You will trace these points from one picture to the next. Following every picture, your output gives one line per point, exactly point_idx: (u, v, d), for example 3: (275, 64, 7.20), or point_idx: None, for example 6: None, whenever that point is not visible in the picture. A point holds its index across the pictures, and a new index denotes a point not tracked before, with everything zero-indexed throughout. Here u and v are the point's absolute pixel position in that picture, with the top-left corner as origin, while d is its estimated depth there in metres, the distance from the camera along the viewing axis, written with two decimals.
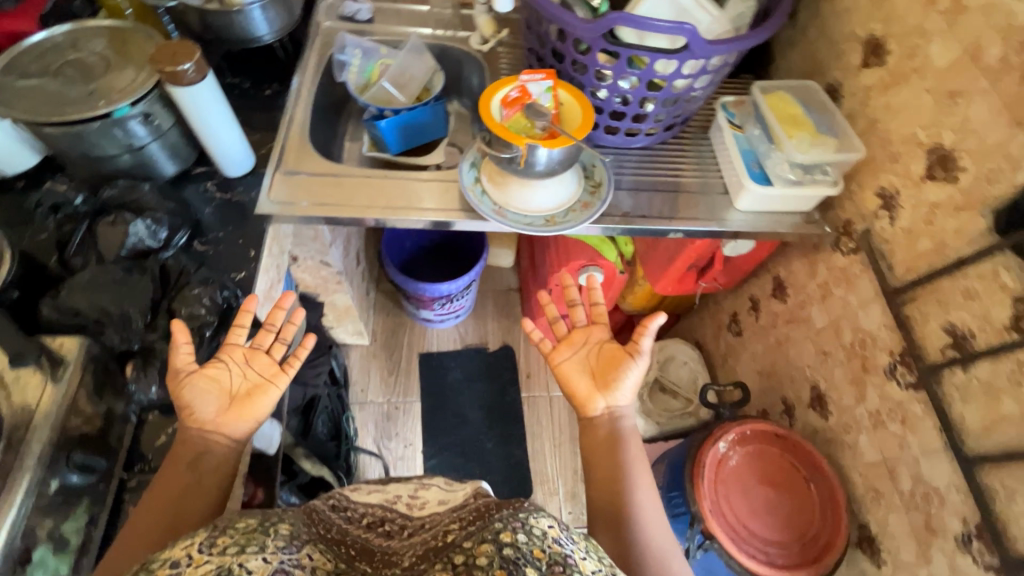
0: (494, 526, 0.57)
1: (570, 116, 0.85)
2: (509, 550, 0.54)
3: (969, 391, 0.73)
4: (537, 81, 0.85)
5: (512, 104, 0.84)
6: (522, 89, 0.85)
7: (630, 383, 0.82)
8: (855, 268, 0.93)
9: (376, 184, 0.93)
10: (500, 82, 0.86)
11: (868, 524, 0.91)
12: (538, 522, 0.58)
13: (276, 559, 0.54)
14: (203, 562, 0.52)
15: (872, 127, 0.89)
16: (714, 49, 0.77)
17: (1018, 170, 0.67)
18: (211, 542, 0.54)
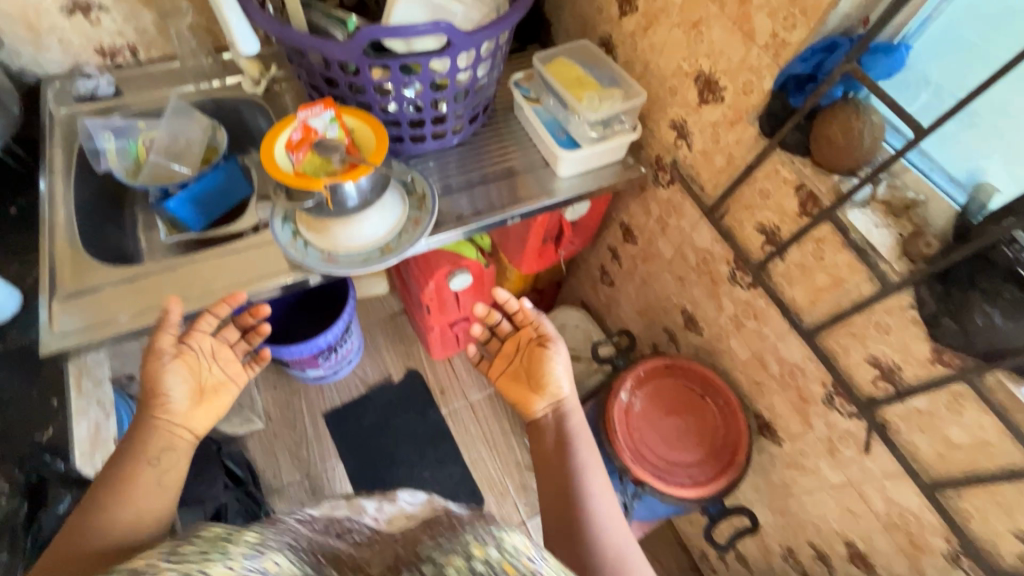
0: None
1: (366, 141, 0.81)
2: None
3: (791, 275, 0.82)
4: (317, 114, 0.79)
5: (298, 146, 0.78)
6: (304, 127, 0.79)
7: (559, 374, 0.83)
8: (677, 196, 1.01)
9: (188, 272, 0.83)
10: (278, 126, 0.79)
11: (761, 412, 1.01)
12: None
13: None
14: (162, 573, 0.43)
15: (647, 68, 0.95)
16: (479, 38, 0.77)
17: (762, 78, 0.75)
18: (174, 549, 0.45)
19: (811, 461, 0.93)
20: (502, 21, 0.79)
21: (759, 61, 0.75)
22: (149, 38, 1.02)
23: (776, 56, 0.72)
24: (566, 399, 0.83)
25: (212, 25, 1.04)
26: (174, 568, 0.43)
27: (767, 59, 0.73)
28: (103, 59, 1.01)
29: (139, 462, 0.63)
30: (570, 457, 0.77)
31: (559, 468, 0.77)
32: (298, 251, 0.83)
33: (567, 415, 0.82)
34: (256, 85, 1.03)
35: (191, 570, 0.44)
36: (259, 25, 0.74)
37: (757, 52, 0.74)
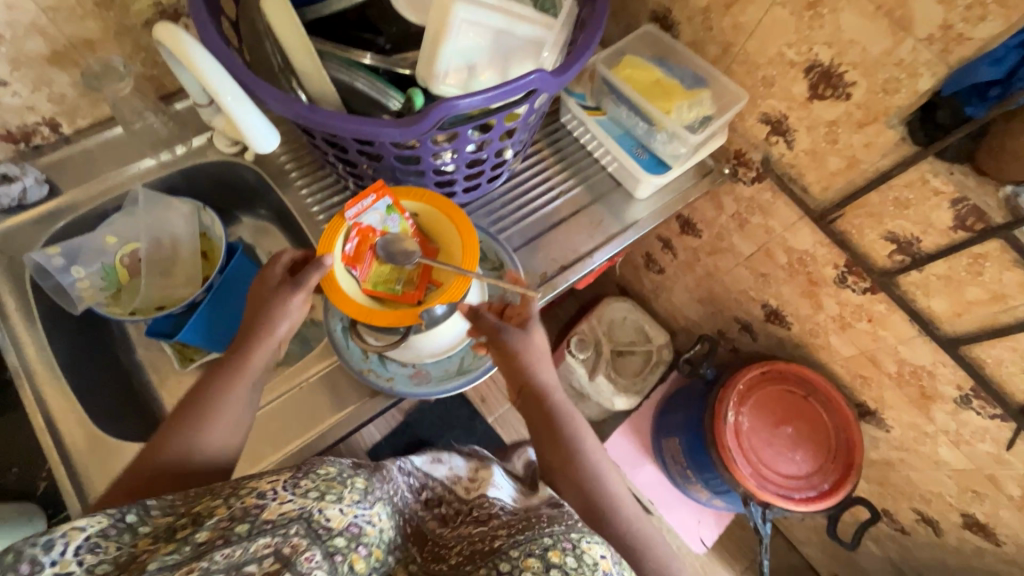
0: (543, 541, 0.54)
1: (440, 229, 0.67)
2: (556, 572, 0.50)
3: (930, 286, 0.74)
4: (370, 206, 0.62)
5: (358, 257, 0.61)
6: (359, 230, 0.61)
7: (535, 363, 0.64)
8: (765, 195, 0.88)
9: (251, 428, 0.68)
10: (327, 231, 0.60)
11: (865, 402, 0.98)
12: (590, 549, 0.53)
13: (351, 512, 0.52)
14: (285, 502, 0.48)
15: (728, 53, 0.79)
16: (569, 77, 0.59)
17: (916, 76, 0.61)
18: (292, 484, 0.51)
19: (927, 448, 0.92)
20: (586, 47, 0.61)
21: (913, 55, 0.61)
22: (72, 105, 0.74)
23: (946, 52, 0.58)
24: (534, 382, 0.65)
25: (153, 70, 0.77)
26: (293, 504, 0.48)
27: (928, 54, 0.59)
28: (15, 145, 0.74)
29: (236, 386, 0.58)
30: (561, 438, 0.65)
31: (556, 452, 0.65)
32: (379, 375, 0.68)
33: (545, 392, 0.65)
34: (234, 143, 0.80)
35: (307, 504, 0.49)
36: (276, 111, 0.54)
37: (914, 45, 0.60)
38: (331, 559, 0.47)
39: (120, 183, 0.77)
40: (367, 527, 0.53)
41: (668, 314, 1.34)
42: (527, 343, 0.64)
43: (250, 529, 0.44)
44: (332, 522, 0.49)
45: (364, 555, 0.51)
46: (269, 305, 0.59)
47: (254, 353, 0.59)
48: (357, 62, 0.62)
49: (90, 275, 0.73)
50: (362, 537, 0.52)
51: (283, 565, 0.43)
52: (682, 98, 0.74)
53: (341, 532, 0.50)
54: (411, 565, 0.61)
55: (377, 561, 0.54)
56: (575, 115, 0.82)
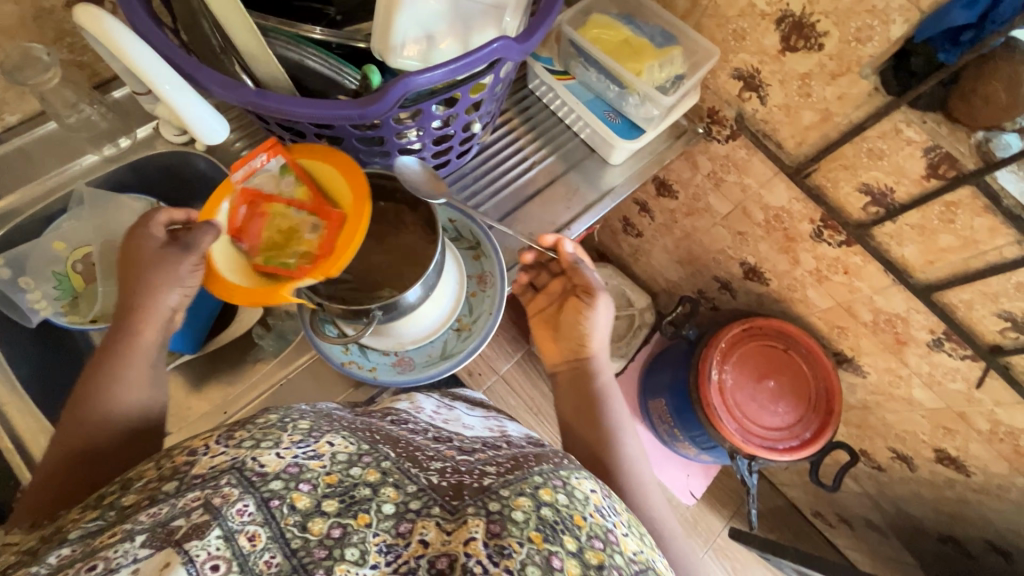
0: (532, 480, 0.46)
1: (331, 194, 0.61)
2: (547, 510, 0.42)
3: (904, 236, 0.75)
4: (260, 167, 0.60)
5: (245, 230, 0.60)
6: (244, 196, 0.60)
7: (596, 329, 0.69)
8: (740, 153, 0.87)
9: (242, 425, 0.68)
10: (212, 197, 0.58)
11: (842, 350, 1.00)
12: (580, 484, 0.47)
13: (290, 452, 0.40)
14: (218, 455, 0.40)
15: (697, 6, 0.76)
16: (534, 44, 0.56)
17: (889, 23, 0.60)
18: (229, 437, 0.42)
19: (902, 390, 0.96)
20: (551, 8, 0.57)
21: (885, 1, 0.59)
22: None
23: None
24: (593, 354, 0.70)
25: (83, 57, 0.71)
26: (224, 456, 0.39)
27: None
28: None
29: (132, 359, 0.55)
30: (603, 417, 0.69)
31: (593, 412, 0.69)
32: (361, 367, 0.66)
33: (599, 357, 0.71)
34: (183, 132, 0.75)
35: (241, 454, 0.39)
36: (221, 99, 0.50)
37: None
38: (267, 510, 0.37)
39: (63, 183, 0.72)
40: (315, 463, 0.41)
41: (648, 277, 1.34)
42: (594, 311, 0.69)
43: (180, 487, 0.37)
44: (267, 468, 0.39)
45: (309, 493, 0.39)
46: (152, 273, 0.55)
47: (146, 324, 0.56)
48: (305, 37, 0.57)
49: (42, 287, 0.67)
50: (307, 476, 0.40)
51: (210, 518, 0.35)
52: (652, 58, 0.71)
53: (281, 475, 0.39)
54: (387, 477, 0.43)
55: (329, 487, 0.40)
56: (543, 81, 0.79)
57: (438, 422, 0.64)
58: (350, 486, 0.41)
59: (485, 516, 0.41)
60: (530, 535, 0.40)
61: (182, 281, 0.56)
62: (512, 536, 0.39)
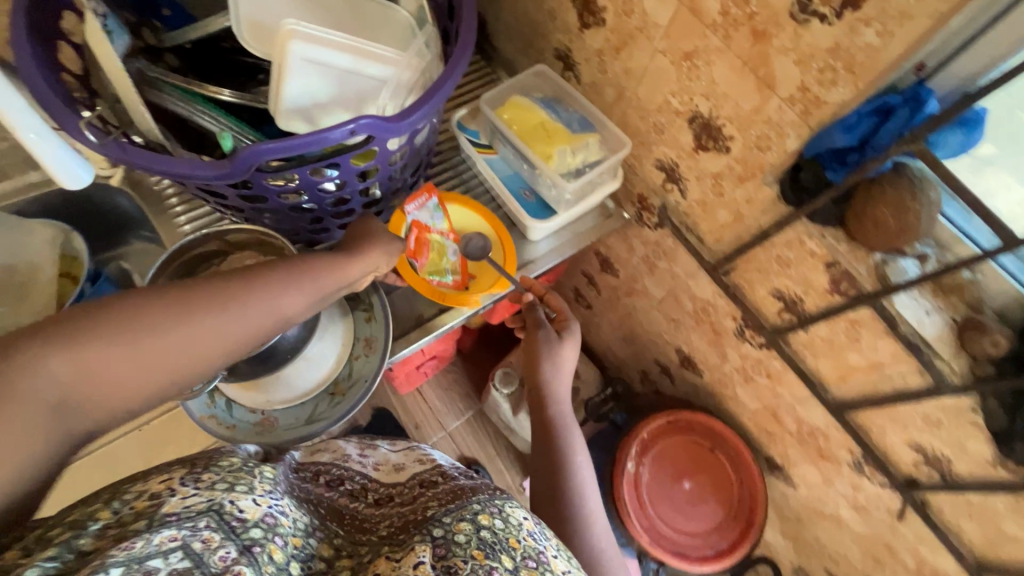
0: (470, 507, 0.48)
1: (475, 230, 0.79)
2: (486, 533, 0.45)
3: (816, 348, 0.71)
4: (422, 206, 0.75)
5: (418, 250, 0.73)
6: (418, 226, 0.74)
7: (555, 363, 0.71)
8: (667, 241, 0.86)
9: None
10: (392, 224, 0.73)
11: (773, 457, 0.94)
12: (514, 511, 0.48)
13: (266, 501, 0.39)
14: (187, 496, 0.35)
15: (622, 96, 0.77)
16: (412, 121, 0.56)
17: (784, 135, 0.59)
18: (192, 477, 0.37)
19: (831, 509, 0.89)
20: (440, 86, 0.57)
21: (779, 114, 0.58)
22: None
23: (807, 113, 0.56)
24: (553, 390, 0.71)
25: None
26: (198, 496, 0.35)
27: (792, 114, 0.57)
28: None
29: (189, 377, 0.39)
30: (558, 448, 0.68)
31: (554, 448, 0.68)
32: (221, 423, 0.64)
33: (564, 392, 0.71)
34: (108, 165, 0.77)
35: (216, 493, 0.36)
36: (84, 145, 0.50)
37: (779, 104, 0.58)
38: (251, 556, 0.35)
39: None
40: (284, 520, 0.40)
41: (598, 350, 1.30)
42: (551, 346, 0.71)
43: (150, 524, 0.33)
44: (246, 514, 0.36)
45: (283, 548, 0.38)
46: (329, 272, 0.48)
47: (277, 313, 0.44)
48: (198, 93, 0.59)
49: None
50: (279, 529, 0.39)
51: (193, 566, 0.32)
52: (565, 142, 0.71)
53: (258, 524, 0.37)
54: (341, 552, 0.46)
55: (295, 550, 0.41)
56: (466, 153, 0.79)
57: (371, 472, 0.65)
58: (309, 554, 0.42)
59: (430, 542, 0.44)
60: (473, 552, 0.42)
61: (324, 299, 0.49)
62: (456, 557, 0.42)
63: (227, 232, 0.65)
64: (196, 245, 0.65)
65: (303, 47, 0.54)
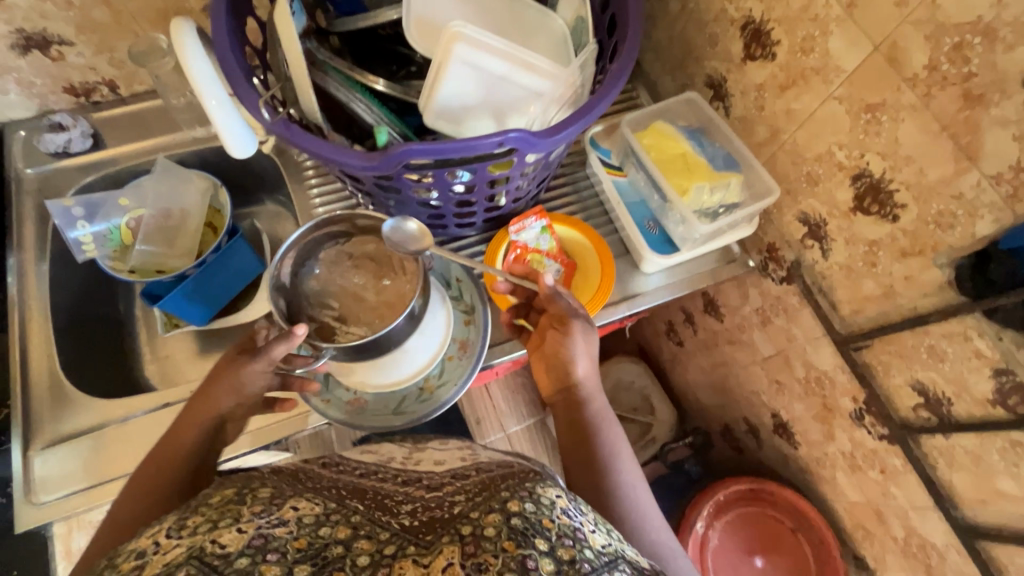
0: (500, 496, 0.42)
1: (578, 251, 0.76)
2: (516, 520, 0.38)
3: (955, 458, 0.62)
4: (529, 224, 0.74)
5: (514, 270, 0.74)
6: (517, 246, 0.74)
7: (585, 352, 0.63)
8: (791, 299, 0.79)
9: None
10: (493, 243, 0.75)
11: (864, 557, 0.84)
12: (546, 490, 0.42)
13: (253, 526, 0.40)
14: (172, 545, 0.38)
15: (776, 138, 0.70)
16: (558, 140, 0.54)
17: (975, 217, 0.51)
18: (181, 525, 0.41)
19: None
20: (593, 106, 0.55)
21: (976, 192, 0.50)
22: (129, 71, 0.80)
23: (1014, 197, 0.48)
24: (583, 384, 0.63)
25: None
26: (180, 546, 0.38)
27: (993, 194, 0.49)
28: (75, 98, 0.81)
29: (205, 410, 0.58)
30: (599, 445, 0.60)
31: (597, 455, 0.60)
32: (318, 393, 0.67)
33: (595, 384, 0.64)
34: None
35: (198, 539, 0.38)
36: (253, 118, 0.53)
37: (978, 180, 0.50)
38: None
39: (153, 150, 0.83)
40: (281, 533, 0.40)
41: (680, 390, 1.23)
42: (579, 339, 0.63)
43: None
44: (228, 549, 0.37)
45: (277, 562, 0.37)
46: (230, 376, 0.58)
47: (221, 404, 0.58)
48: (358, 80, 0.61)
49: (96, 232, 0.77)
50: (271, 544, 0.39)
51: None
52: (705, 178, 0.67)
53: (244, 552, 0.37)
54: (358, 532, 0.42)
55: (297, 552, 0.38)
56: (594, 170, 0.77)
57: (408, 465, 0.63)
58: (320, 547, 0.39)
59: (458, 542, 0.38)
60: (505, 544, 0.36)
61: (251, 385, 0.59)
62: (487, 552, 0.36)
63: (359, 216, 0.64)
64: (328, 223, 0.64)
65: (466, 52, 0.54)
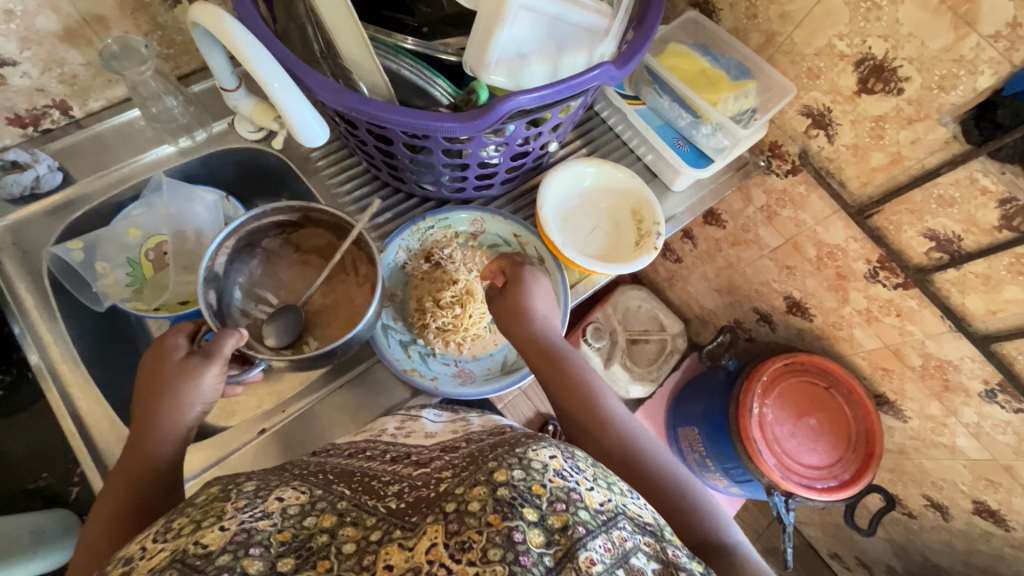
0: (488, 465, 0.42)
1: (616, 198, 0.76)
2: (503, 490, 0.39)
3: (967, 284, 0.75)
4: (571, 173, 0.74)
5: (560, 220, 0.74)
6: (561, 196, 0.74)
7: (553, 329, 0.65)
8: (798, 189, 0.88)
9: (296, 428, 0.68)
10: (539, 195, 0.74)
11: (884, 393, 0.99)
12: (537, 454, 0.43)
13: (236, 522, 0.39)
14: (156, 553, 0.37)
15: (773, 42, 0.76)
16: (629, 71, 0.57)
17: (976, 74, 0.60)
18: (167, 530, 0.40)
19: (945, 438, 0.95)
20: (648, 34, 0.58)
21: (975, 52, 0.59)
22: (84, 86, 0.69)
23: (1011, 50, 0.57)
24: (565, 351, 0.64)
25: (170, 50, 0.72)
26: (163, 550, 0.37)
27: (992, 51, 0.58)
28: (23, 130, 0.69)
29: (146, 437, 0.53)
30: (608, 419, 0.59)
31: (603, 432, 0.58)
32: (423, 374, 0.67)
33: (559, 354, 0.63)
34: (258, 129, 0.75)
35: (182, 543, 0.37)
36: (325, 102, 0.51)
37: (977, 41, 0.59)
38: None
39: (139, 172, 0.73)
40: (263, 523, 0.39)
41: (684, 301, 1.32)
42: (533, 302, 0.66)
43: None
44: (210, 546, 0.36)
45: (262, 556, 0.36)
46: (176, 387, 0.53)
47: (156, 441, 0.53)
48: (400, 46, 0.59)
49: (115, 271, 0.70)
50: (256, 539, 0.38)
51: None
52: (729, 89, 0.72)
53: (227, 548, 0.36)
54: (344, 518, 0.42)
55: (282, 545, 0.38)
56: (613, 104, 0.80)
57: (398, 436, 0.58)
58: (306, 537, 0.39)
59: (442, 519, 0.39)
60: (490, 519, 0.37)
61: (205, 395, 0.54)
62: (471, 529, 0.37)
63: (314, 211, 0.63)
64: (273, 214, 0.63)
65: None
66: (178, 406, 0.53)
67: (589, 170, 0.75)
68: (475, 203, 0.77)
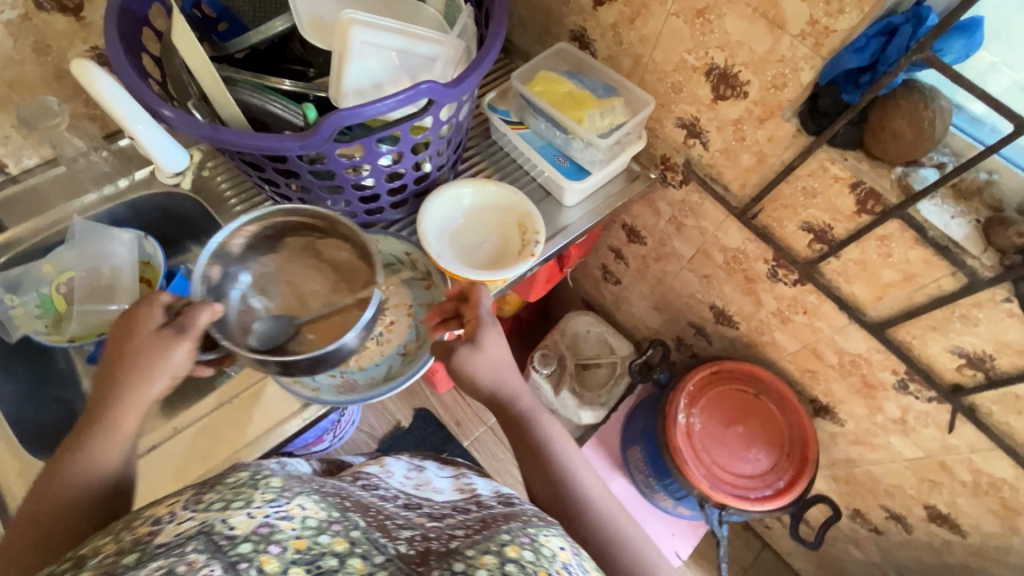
0: (499, 537, 0.42)
1: (499, 216, 0.81)
2: (512, 567, 0.38)
3: (849, 272, 0.76)
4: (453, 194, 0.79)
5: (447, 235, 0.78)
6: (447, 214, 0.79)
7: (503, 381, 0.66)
8: (693, 198, 0.91)
9: (189, 441, 0.68)
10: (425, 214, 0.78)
11: (817, 397, 0.97)
12: (547, 541, 0.43)
13: (264, 512, 0.35)
14: (183, 520, 0.34)
15: (639, 64, 0.83)
16: (464, 86, 0.62)
17: (799, 70, 0.65)
18: (195, 501, 0.36)
19: (880, 439, 0.92)
20: (483, 57, 0.64)
21: (793, 51, 0.64)
22: (15, 145, 0.78)
23: (818, 45, 0.62)
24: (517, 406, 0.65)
25: (95, 111, 0.82)
26: (192, 520, 0.34)
27: (804, 49, 0.63)
28: None
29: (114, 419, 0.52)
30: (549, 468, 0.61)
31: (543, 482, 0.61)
32: (306, 385, 0.70)
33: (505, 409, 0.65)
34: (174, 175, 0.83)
35: (211, 515, 0.34)
36: (186, 135, 0.57)
37: (791, 41, 0.64)
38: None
39: (64, 218, 0.81)
40: (287, 523, 0.36)
41: (631, 323, 1.33)
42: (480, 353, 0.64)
43: (139, 559, 0.32)
44: (237, 529, 0.34)
45: (280, 556, 0.34)
46: (146, 360, 0.53)
47: (128, 416, 0.53)
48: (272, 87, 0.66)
49: (27, 304, 0.76)
50: (277, 535, 0.35)
51: None
52: (593, 107, 0.79)
53: (253, 537, 0.34)
54: (355, 547, 0.38)
55: (298, 553, 0.34)
56: (499, 130, 0.86)
57: (408, 488, 0.59)
58: (318, 553, 0.35)
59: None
60: None
61: (173, 368, 0.54)
62: None
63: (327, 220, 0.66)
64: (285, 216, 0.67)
65: (363, 33, 0.61)
66: (145, 378, 0.53)
67: (469, 189, 0.79)
68: (376, 227, 0.80)
